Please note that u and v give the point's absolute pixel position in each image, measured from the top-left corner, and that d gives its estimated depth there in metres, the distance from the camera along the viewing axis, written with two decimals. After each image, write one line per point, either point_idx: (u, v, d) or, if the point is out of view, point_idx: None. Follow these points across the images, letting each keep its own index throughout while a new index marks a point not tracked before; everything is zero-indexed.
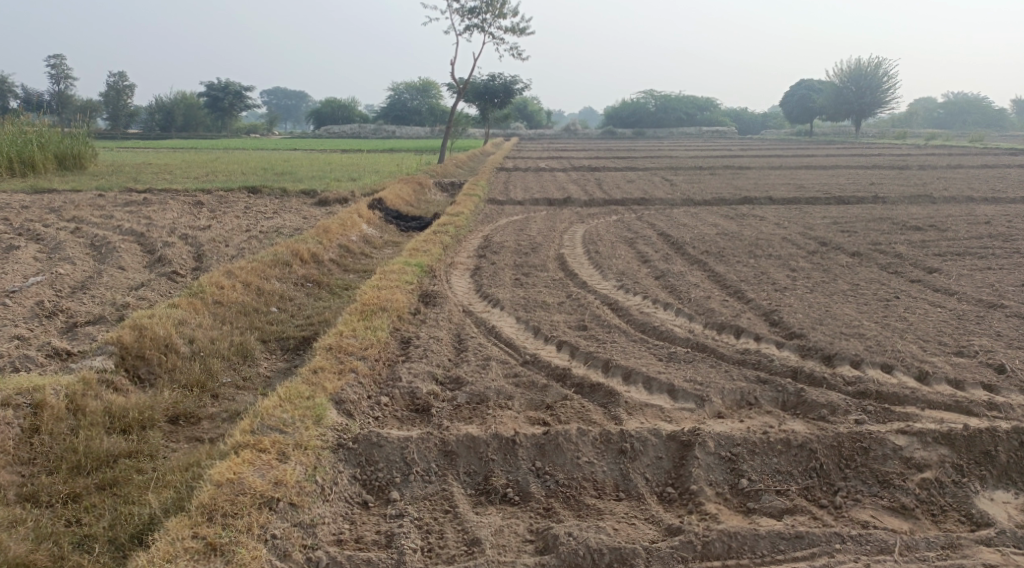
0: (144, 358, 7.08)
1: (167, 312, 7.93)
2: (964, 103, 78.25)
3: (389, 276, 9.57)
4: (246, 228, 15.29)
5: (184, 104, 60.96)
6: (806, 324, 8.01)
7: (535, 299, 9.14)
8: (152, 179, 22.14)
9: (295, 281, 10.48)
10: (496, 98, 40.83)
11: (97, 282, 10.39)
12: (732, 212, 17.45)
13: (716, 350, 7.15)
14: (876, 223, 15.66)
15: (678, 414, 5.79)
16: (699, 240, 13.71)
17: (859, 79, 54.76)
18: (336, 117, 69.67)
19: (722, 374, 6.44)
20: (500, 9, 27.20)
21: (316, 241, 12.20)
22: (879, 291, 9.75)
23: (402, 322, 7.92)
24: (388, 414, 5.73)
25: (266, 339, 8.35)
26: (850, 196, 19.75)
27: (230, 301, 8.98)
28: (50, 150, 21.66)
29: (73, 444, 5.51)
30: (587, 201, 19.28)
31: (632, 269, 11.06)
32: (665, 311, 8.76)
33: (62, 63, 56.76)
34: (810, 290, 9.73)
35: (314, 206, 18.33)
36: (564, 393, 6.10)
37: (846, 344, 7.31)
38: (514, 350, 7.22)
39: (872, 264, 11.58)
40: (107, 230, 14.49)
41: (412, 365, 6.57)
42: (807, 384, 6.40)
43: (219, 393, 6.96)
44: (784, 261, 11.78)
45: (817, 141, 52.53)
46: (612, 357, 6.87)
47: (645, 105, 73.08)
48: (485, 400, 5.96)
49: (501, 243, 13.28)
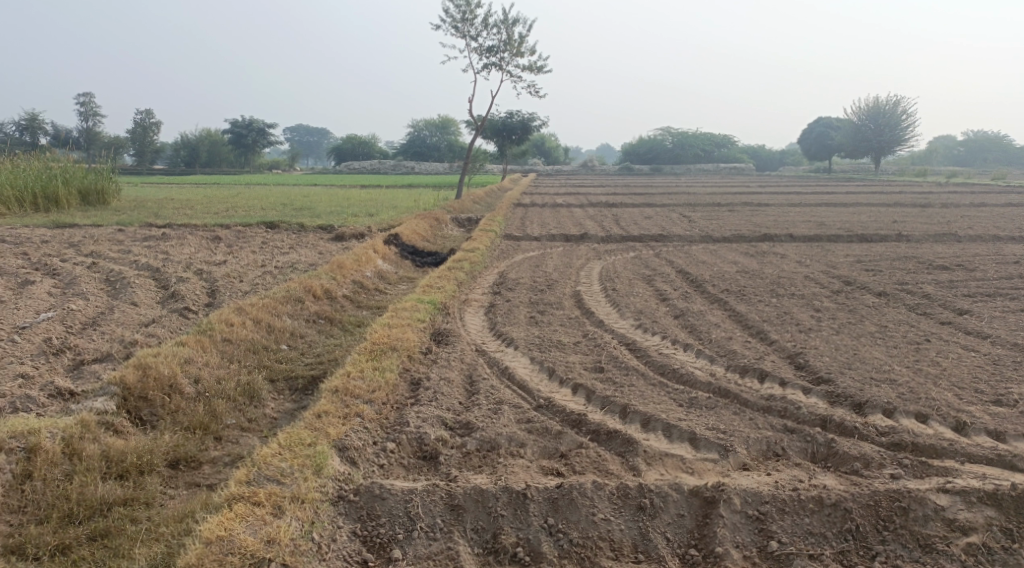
0: (147, 399, 6.88)
1: (173, 350, 7.74)
2: (985, 141, 77.70)
3: (402, 313, 9.37)
4: (261, 264, 15.20)
5: (209, 141, 61.91)
6: (833, 368, 7.69)
7: (551, 338, 8.88)
8: (172, 214, 22.25)
9: (306, 317, 10.30)
10: (514, 134, 40.99)
11: (108, 318, 10.26)
12: (753, 249, 17.18)
13: (740, 395, 6.84)
14: (901, 262, 15.33)
15: (700, 465, 5.48)
16: (718, 278, 13.43)
17: (878, 117, 54.54)
18: (356, 153, 70.40)
19: (747, 422, 6.12)
20: (518, 47, 27.36)
21: (329, 277, 12.06)
22: (908, 333, 9.41)
23: (413, 362, 7.67)
24: (394, 461, 5.46)
25: (274, 378, 8.14)
26: (873, 234, 19.42)
27: (239, 338, 8.79)
28: (73, 185, 21.88)
29: (66, 492, 5.33)
30: (604, 237, 19.08)
31: (651, 308, 10.79)
32: (685, 352, 8.47)
33: (92, 101, 57.95)
34: (835, 331, 9.41)
35: (331, 241, 18.27)
36: (580, 440, 5.80)
37: (877, 390, 6.97)
38: (528, 393, 6.94)
39: (899, 304, 11.24)
40: (123, 265, 14.46)
41: (421, 409, 6.31)
42: (837, 434, 6.07)
43: (223, 436, 6.73)
44: (808, 300, 11.47)
45: (837, 177, 52.23)
46: (630, 402, 6.57)
47: (662, 142, 73.26)
48: (496, 448, 5.68)
49: (517, 279, 13.08)
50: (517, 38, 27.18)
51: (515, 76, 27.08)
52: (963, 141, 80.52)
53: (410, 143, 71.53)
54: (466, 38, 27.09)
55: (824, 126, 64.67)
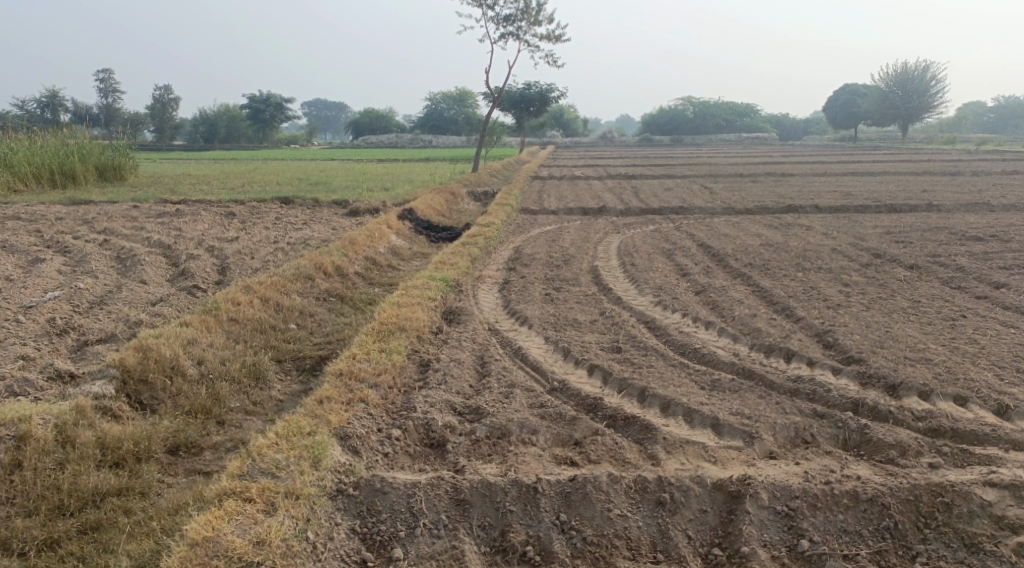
0: (148, 382, 6.65)
1: (176, 331, 7.49)
2: (1015, 107, 75.58)
3: (413, 291, 9.08)
4: (273, 240, 14.96)
5: (227, 117, 61.77)
6: (865, 347, 7.31)
7: (567, 316, 8.55)
8: (187, 190, 22.07)
9: (316, 296, 10.03)
10: (532, 106, 40.34)
11: (116, 297, 10.04)
12: (777, 221, 16.66)
13: (766, 377, 6.48)
14: (932, 233, 14.75)
15: (723, 453, 5.15)
16: (741, 251, 12.98)
17: (905, 83, 53.13)
18: (374, 127, 69.95)
19: (774, 406, 5.77)
20: (536, 16, 26.72)
21: (341, 253, 11.77)
22: (943, 309, 8.96)
23: (422, 343, 7.38)
24: (398, 450, 5.19)
25: (281, 359, 7.90)
26: (902, 204, 18.79)
27: (246, 318, 8.53)
28: (91, 161, 21.74)
29: (57, 481, 5.14)
30: (623, 210, 18.63)
31: (671, 283, 10.40)
32: (707, 331, 8.10)
33: (111, 78, 58.10)
34: (866, 308, 8.98)
35: (345, 217, 18.00)
36: (595, 426, 5.49)
37: (911, 372, 6.60)
38: (542, 375, 6.63)
39: (932, 278, 10.76)
40: (136, 242, 14.27)
41: (430, 393, 6.03)
42: (870, 420, 5.70)
43: (225, 420, 6.50)
44: (836, 274, 11.02)
45: (861, 146, 51.09)
46: (649, 385, 6.24)
47: (682, 112, 72.10)
48: (506, 435, 5.38)
49: (532, 254, 12.73)
50: (534, 7, 26.54)
51: (532, 47, 26.48)
52: (993, 108, 78.37)
53: (428, 116, 70.90)
54: (482, 7, 26.48)
55: (849, 94, 63.12)
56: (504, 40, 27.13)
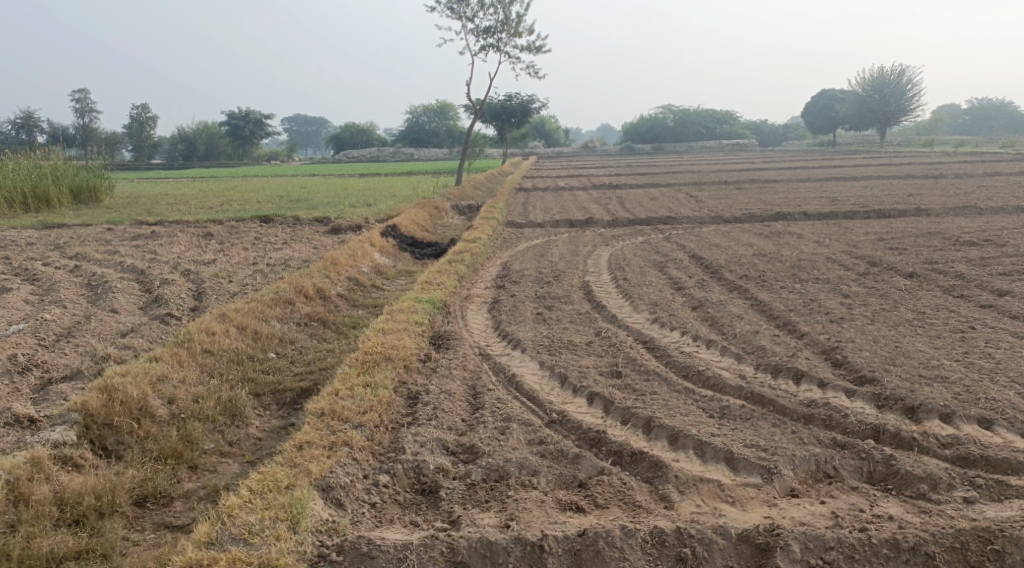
0: (113, 425, 6.14)
1: (144, 367, 6.99)
2: (990, 109, 76.35)
3: (398, 316, 8.62)
4: (252, 261, 14.44)
5: (206, 133, 61.06)
6: (876, 365, 6.94)
7: (561, 338, 8.13)
8: (165, 211, 21.45)
9: (297, 321, 9.54)
10: (514, 117, 40.06)
11: (85, 328, 9.51)
12: (766, 230, 16.36)
13: (777, 401, 6.09)
14: (925, 239, 14.50)
15: (741, 492, 4.76)
16: (734, 262, 12.63)
17: (882, 87, 53.42)
18: (355, 142, 69.42)
19: (790, 435, 5.38)
20: (516, 28, 26.44)
21: (322, 275, 11.29)
22: (950, 321, 8.63)
23: (409, 373, 6.92)
24: (386, 499, 4.76)
25: (259, 393, 7.43)
26: (890, 209, 18.57)
27: (221, 349, 8.03)
28: (65, 183, 21.08)
29: (8, 547, 4.71)
30: (611, 221, 18.30)
31: (666, 298, 10.02)
32: (709, 350, 7.71)
33: (87, 97, 57.29)
34: (870, 321, 8.64)
35: (327, 235, 17.52)
36: (600, 465, 5.08)
37: (929, 391, 6.24)
38: (539, 406, 6.20)
39: (934, 287, 10.45)
40: (108, 268, 13.70)
41: (421, 430, 5.58)
42: (893, 448, 5.33)
43: (198, 464, 6.05)
44: (835, 284, 10.68)
45: (841, 150, 51.32)
46: (654, 414, 5.83)
47: (663, 120, 72.18)
48: (504, 478, 4.95)
49: (522, 270, 12.33)
50: (514, 18, 26.25)
51: (513, 58, 26.16)
52: (968, 110, 79.14)
53: (409, 130, 70.50)
54: (461, 19, 26.14)
55: (827, 99, 63.41)
56: (484, 51, 26.80)
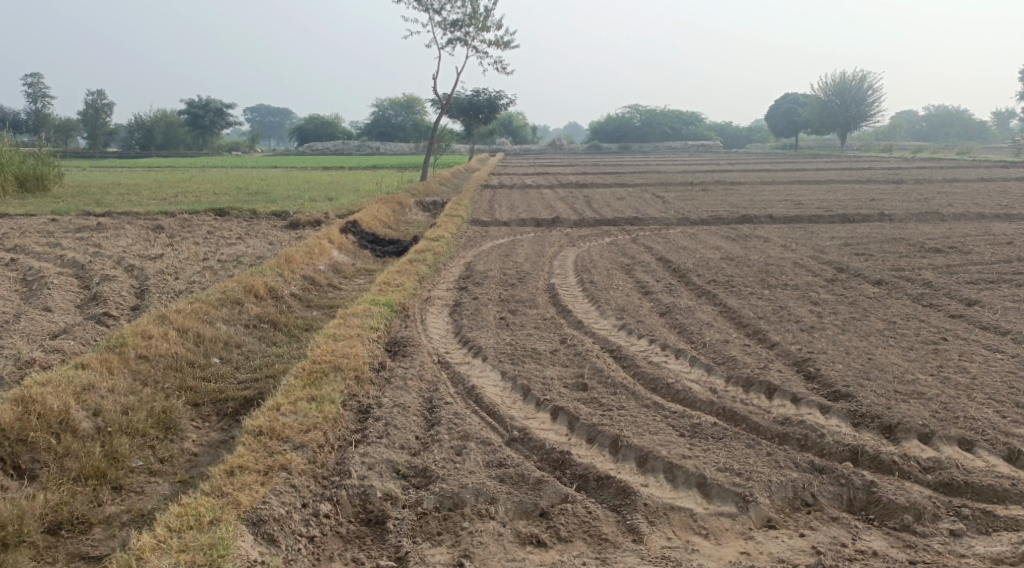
0: (28, 442, 5.58)
1: (68, 376, 6.40)
2: (946, 115, 77.86)
3: (351, 320, 8.11)
4: (203, 257, 13.78)
5: (164, 123, 59.49)
6: (851, 379, 6.65)
7: (524, 345, 7.71)
8: (115, 201, 20.55)
9: (244, 323, 8.98)
10: (480, 113, 39.53)
11: (15, 328, 8.84)
12: (733, 232, 16.15)
13: (750, 418, 5.75)
14: (891, 245, 14.40)
15: (714, 523, 4.43)
16: (702, 266, 12.35)
17: (843, 92, 53.96)
18: (318, 134, 68.19)
19: (765, 458, 5.03)
20: (483, 22, 25.95)
21: (275, 273, 10.70)
22: (921, 331, 8.39)
23: (361, 384, 6.43)
24: (327, 532, 4.34)
25: (198, 403, 6.90)
26: (854, 213, 18.53)
27: (159, 354, 7.46)
28: (10, 171, 20.06)
29: None
30: (576, 220, 17.97)
31: (633, 304, 9.66)
32: (678, 360, 7.37)
33: (40, 81, 55.45)
34: (842, 331, 8.38)
35: (284, 230, 16.88)
36: (563, 491, 4.68)
37: (907, 408, 5.97)
38: (499, 423, 5.78)
39: (903, 295, 10.26)
40: (48, 261, 12.94)
41: (370, 450, 5.13)
42: (873, 472, 5.02)
43: (123, 484, 5.58)
44: (804, 291, 10.43)
45: (804, 154, 51.84)
46: (622, 432, 5.45)
47: (629, 120, 72.25)
48: (459, 506, 4.54)
49: (485, 271, 11.89)
50: (482, 12, 25.77)
51: (480, 52, 25.68)
52: (924, 117, 80.71)
53: (374, 124, 69.52)
54: (428, 12, 25.59)
55: (790, 102, 63.92)
56: (451, 45, 26.25)
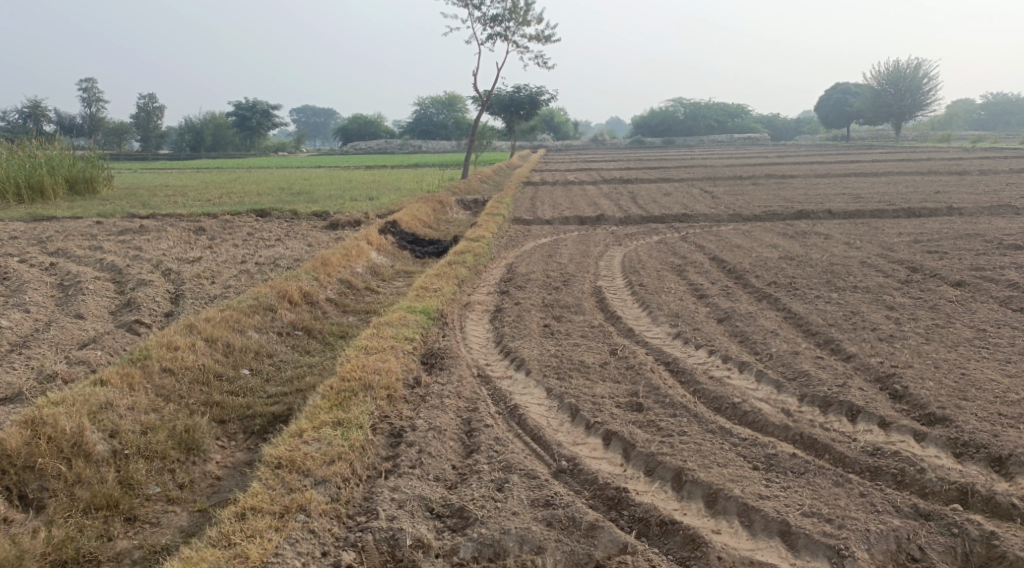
0: (36, 468, 5.17)
1: (85, 393, 5.96)
2: (1007, 103, 74.62)
3: (386, 331, 7.57)
4: (240, 260, 13.40)
5: (213, 125, 60.10)
6: (944, 399, 5.85)
7: (570, 357, 7.06)
8: (160, 203, 20.41)
9: (277, 331, 8.50)
10: (523, 109, 38.86)
11: (45, 337, 8.50)
12: (790, 229, 15.23)
13: (833, 447, 5.01)
14: (964, 242, 13.33)
15: None
16: (760, 266, 11.54)
17: (898, 81, 51.85)
18: (362, 133, 68.32)
19: (858, 500, 4.37)
20: (525, 16, 25.29)
21: (310, 277, 10.23)
22: (1016, 341, 7.51)
23: (393, 404, 5.87)
24: None
25: (224, 420, 6.43)
26: (920, 207, 17.41)
27: (184, 367, 7.00)
28: (60, 174, 20.06)
29: None
30: (623, 218, 17.23)
31: (688, 309, 8.92)
32: (743, 374, 6.65)
33: (94, 86, 56.63)
34: (925, 340, 7.54)
35: (324, 230, 16.51)
36: (623, 540, 4.14)
37: (1019, 435, 5.19)
38: (546, 450, 5.15)
39: (988, 298, 9.33)
40: (86, 266, 12.70)
41: (401, 483, 4.61)
42: (988, 517, 4.32)
43: (136, 515, 5.12)
44: (875, 294, 9.57)
45: (857, 145, 49.92)
46: (687, 463, 4.77)
47: (674, 113, 70.75)
48: (500, 557, 4.02)
49: (528, 273, 11.28)
50: (523, 5, 25.12)
51: (522, 47, 25.05)
52: (984, 104, 77.47)
53: (417, 122, 69.36)
54: (468, 7, 25.04)
55: (842, 91, 61.75)
56: (492, 41, 25.67)
